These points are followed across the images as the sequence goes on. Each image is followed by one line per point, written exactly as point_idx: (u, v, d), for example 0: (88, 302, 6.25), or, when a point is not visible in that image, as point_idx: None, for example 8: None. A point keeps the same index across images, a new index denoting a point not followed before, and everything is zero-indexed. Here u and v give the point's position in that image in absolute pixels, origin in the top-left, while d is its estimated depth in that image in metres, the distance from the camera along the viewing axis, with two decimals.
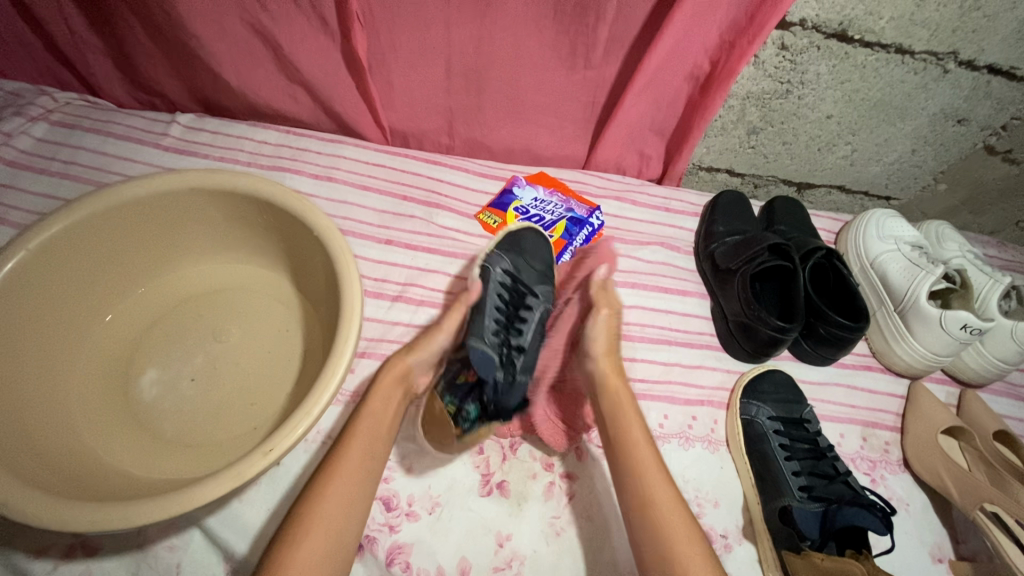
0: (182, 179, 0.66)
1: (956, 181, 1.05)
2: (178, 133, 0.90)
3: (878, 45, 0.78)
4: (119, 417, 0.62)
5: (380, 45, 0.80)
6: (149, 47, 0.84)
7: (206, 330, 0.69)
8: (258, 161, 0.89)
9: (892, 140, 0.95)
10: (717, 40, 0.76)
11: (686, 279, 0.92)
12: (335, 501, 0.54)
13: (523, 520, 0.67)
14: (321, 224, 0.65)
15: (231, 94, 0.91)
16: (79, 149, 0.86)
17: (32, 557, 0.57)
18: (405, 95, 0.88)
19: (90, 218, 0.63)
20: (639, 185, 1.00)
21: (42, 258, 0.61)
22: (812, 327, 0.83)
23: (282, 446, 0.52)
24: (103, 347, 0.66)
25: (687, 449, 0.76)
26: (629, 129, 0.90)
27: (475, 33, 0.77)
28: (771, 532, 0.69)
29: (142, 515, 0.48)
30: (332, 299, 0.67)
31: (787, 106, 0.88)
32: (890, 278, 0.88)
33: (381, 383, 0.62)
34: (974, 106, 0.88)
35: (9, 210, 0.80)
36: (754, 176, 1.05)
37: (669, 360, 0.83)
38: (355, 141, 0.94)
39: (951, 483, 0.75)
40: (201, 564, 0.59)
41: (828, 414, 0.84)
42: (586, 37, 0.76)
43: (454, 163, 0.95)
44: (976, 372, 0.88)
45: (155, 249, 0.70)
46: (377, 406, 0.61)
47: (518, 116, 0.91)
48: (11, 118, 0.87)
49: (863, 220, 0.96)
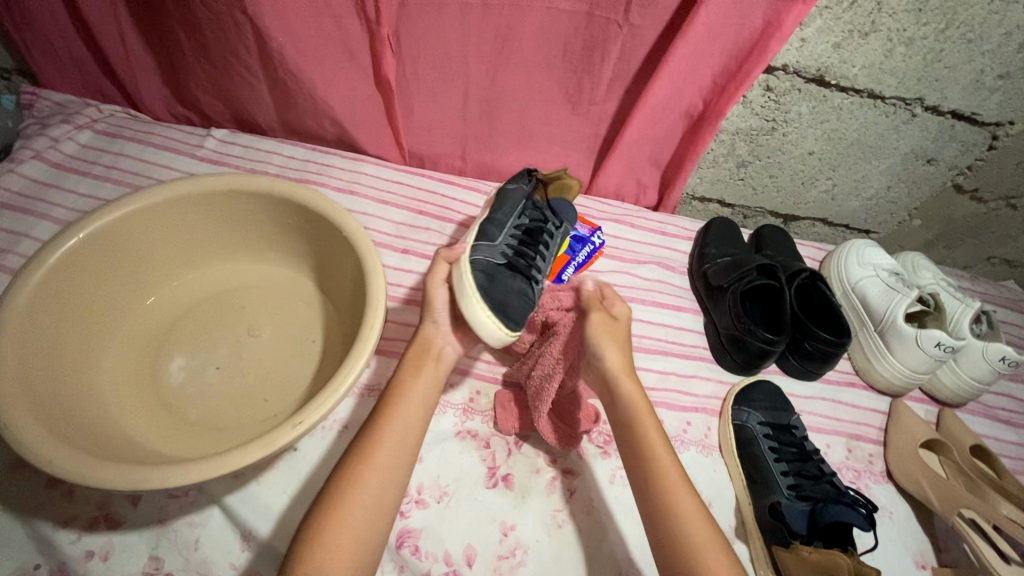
0: (226, 181, 0.72)
1: (930, 217, 1.13)
2: (213, 145, 0.97)
3: (852, 89, 0.87)
4: (147, 399, 0.66)
5: (405, 75, 0.88)
6: (195, 70, 0.92)
7: (234, 323, 0.73)
8: (287, 174, 0.96)
9: (869, 177, 1.04)
10: (709, 82, 0.85)
11: (681, 296, 0.98)
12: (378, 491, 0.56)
13: (527, 511, 0.70)
14: (350, 226, 0.70)
15: (264, 115, 0.99)
16: (121, 156, 0.94)
17: (57, 527, 0.60)
18: (424, 122, 0.96)
19: (139, 212, 0.68)
20: (637, 211, 1.07)
21: (93, 244, 0.66)
22: (799, 343, 0.88)
23: (310, 420, 0.56)
24: (136, 333, 0.70)
25: (683, 452, 0.80)
26: (628, 159, 0.98)
27: (492, 68, 0.85)
28: (761, 530, 0.73)
29: (179, 477, 0.51)
30: (357, 296, 0.71)
31: (773, 142, 0.97)
32: (871, 301, 0.94)
33: (406, 364, 0.63)
34: (941, 147, 0.97)
35: (53, 207, 0.87)
36: (743, 207, 1.13)
37: (666, 369, 0.88)
38: (376, 161, 1.02)
39: (931, 490, 0.79)
40: (218, 540, 0.62)
41: (815, 425, 0.89)
42: (592, 75, 0.85)
43: (467, 183, 1.03)
44: (953, 391, 0.93)
45: (192, 246, 0.75)
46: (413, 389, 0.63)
47: (528, 144, 0.99)
48: (59, 125, 0.94)
49: (845, 249, 1.03)
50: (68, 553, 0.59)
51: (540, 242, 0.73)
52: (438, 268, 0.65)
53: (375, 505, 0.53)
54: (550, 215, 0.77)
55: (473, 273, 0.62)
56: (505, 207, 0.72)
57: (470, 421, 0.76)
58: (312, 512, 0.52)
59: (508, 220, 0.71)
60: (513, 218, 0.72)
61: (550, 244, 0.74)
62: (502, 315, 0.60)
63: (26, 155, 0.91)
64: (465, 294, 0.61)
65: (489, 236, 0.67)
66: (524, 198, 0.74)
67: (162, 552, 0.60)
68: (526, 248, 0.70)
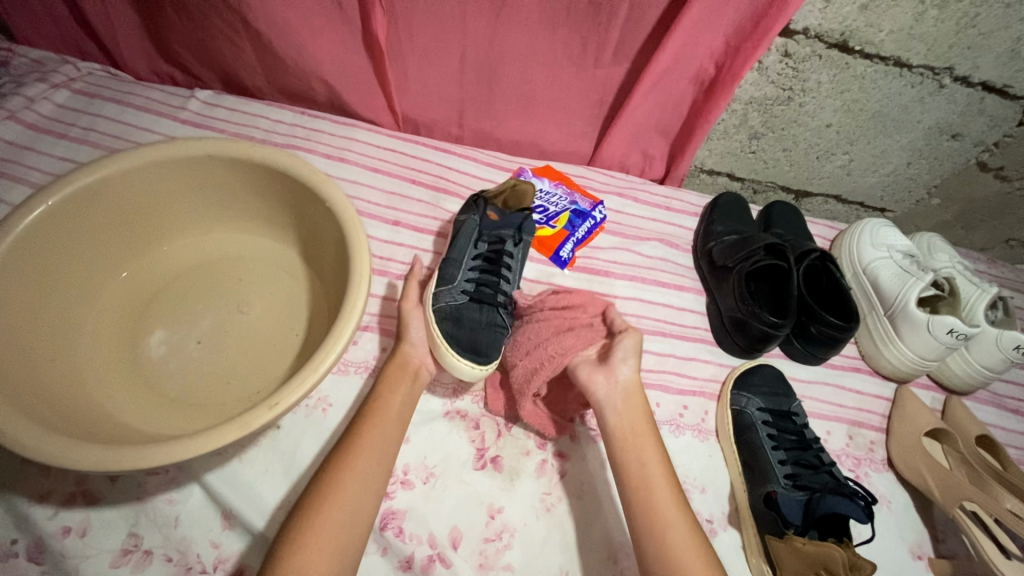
0: (201, 146, 0.67)
1: (950, 197, 1.07)
2: (196, 108, 0.93)
3: (878, 56, 0.81)
4: (126, 374, 0.64)
5: (399, 34, 0.82)
6: (176, 24, 0.87)
7: (215, 296, 0.71)
8: (273, 138, 0.92)
9: (888, 151, 0.98)
10: (723, 45, 0.79)
11: (684, 275, 0.94)
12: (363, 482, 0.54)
13: (514, 493, 0.68)
14: (335, 196, 0.66)
15: (251, 74, 0.93)
16: (99, 117, 0.90)
17: (33, 502, 0.59)
18: (419, 85, 0.91)
19: (112, 179, 0.64)
20: (641, 184, 1.02)
21: (63, 213, 0.62)
22: (804, 326, 0.85)
23: (287, 401, 0.53)
24: (114, 306, 0.68)
25: (678, 436, 0.78)
26: (634, 129, 0.93)
27: (490, 27, 0.79)
28: (755, 518, 0.72)
29: (148, 458, 0.49)
30: (342, 270, 0.68)
31: (788, 113, 0.91)
32: (882, 284, 0.90)
33: (390, 376, 0.65)
34: (968, 121, 0.91)
35: (27, 169, 0.83)
36: (753, 181, 1.08)
37: (664, 350, 0.85)
38: (368, 126, 0.97)
39: (932, 482, 0.77)
40: (199, 518, 0.62)
41: (816, 411, 0.87)
42: (598, 36, 0.78)
43: (464, 152, 0.98)
44: (961, 379, 0.90)
45: (170, 214, 0.72)
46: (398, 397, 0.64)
47: (528, 110, 0.93)
48: (34, 83, 0.90)
49: (858, 228, 0.98)
50: (44, 528, 0.59)
51: (499, 274, 0.76)
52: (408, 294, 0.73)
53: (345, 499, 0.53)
54: (508, 233, 0.78)
55: (439, 322, 0.69)
56: (455, 248, 0.75)
57: (459, 401, 0.73)
58: (290, 520, 0.51)
59: (456, 282, 0.72)
60: (462, 270, 0.74)
61: (512, 260, 0.78)
62: (451, 341, 0.68)
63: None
64: (435, 343, 0.68)
65: (470, 314, 0.71)
66: (475, 228, 0.78)
67: (141, 529, 0.60)
68: (486, 283, 0.74)
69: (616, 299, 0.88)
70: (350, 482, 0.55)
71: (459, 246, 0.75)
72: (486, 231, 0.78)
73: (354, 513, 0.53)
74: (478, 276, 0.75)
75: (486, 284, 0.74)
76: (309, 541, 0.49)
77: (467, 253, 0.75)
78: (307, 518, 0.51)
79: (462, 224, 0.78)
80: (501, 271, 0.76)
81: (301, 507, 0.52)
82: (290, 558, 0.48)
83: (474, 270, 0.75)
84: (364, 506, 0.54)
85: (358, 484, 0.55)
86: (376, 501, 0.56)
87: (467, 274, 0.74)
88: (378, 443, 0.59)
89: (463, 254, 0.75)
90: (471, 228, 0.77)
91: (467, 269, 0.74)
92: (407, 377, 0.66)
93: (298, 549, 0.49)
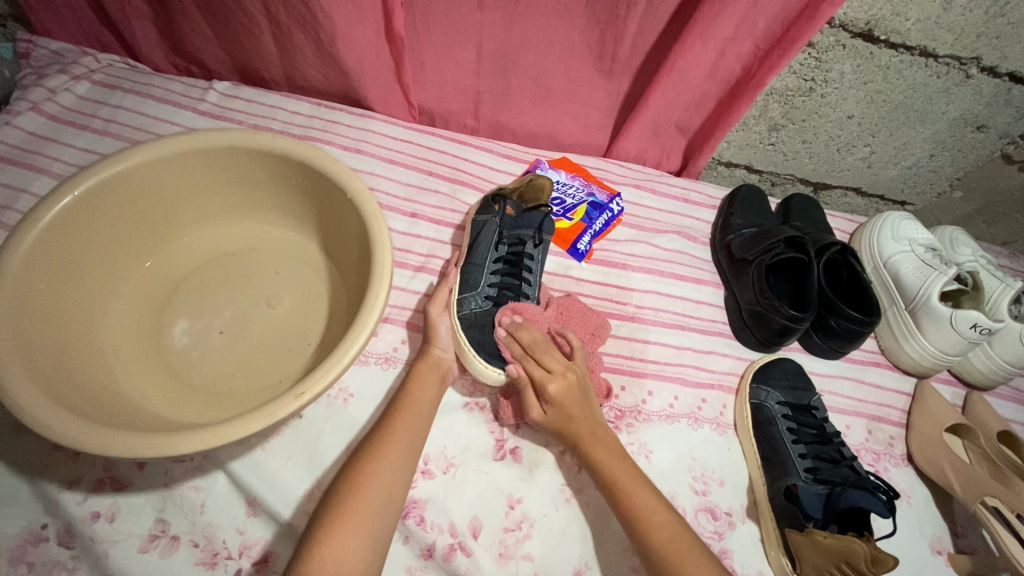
0: (225, 137, 0.68)
1: (972, 189, 1.05)
2: (215, 99, 0.94)
3: (903, 46, 0.79)
4: (149, 363, 0.64)
5: (416, 25, 0.82)
6: (195, 17, 0.87)
7: (237, 286, 0.71)
8: (292, 130, 0.92)
9: (911, 143, 0.97)
10: (750, 48, 0.78)
11: (702, 268, 0.94)
12: (383, 476, 0.55)
13: (534, 484, 0.69)
14: (357, 189, 0.66)
15: (268, 65, 0.93)
16: (119, 109, 0.90)
17: (63, 488, 0.61)
18: (435, 75, 0.90)
19: (137, 168, 0.65)
20: (659, 176, 1.02)
21: (89, 202, 0.63)
22: (824, 320, 0.84)
23: (312, 392, 0.54)
24: (138, 295, 0.68)
25: (696, 429, 0.78)
26: (653, 122, 0.91)
27: (507, 18, 0.78)
28: (774, 511, 0.72)
29: (177, 446, 0.50)
30: (363, 261, 0.68)
31: (810, 104, 0.89)
32: (903, 278, 0.89)
33: (417, 372, 0.67)
34: (995, 112, 0.89)
35: (50, 161, 0.84)
36: (772, 173, 1.07)
37: (682, 344, 0.85)
38: (384, 117, 0.97)
39: (954, 478, 0.77)
40: (225, 504, 0.63)
41: (835, 405, 0.87)
42: (616, 28, 0.77)
43: (481, 143, 0.97)
44: (983, 375, 0.89)
45: (194, 203, 0.73)
46: (422, 392, 0.65)
47: (544, 102, 0.93)
48: (56, 75, 0.91)
49: (879, 221, 0.96)
50: (74, 514, 0.60)
51: (521, 277, 0.76)
52: (439, 293, 0.73)
53: (367, 493, 0.53)
54: (526, 233, 0.79)
55: (465, 328, 0.70)
56: (476, 251, 0.76)
57: (478, 393, 0.74)
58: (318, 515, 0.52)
59: (479, 287, 0.73)
60: (484, 275, 0.74)
61: (533, 261, 0.78)
62: (478, 347, 0.69)
63: (23, 107, 0.88)
64: (462, 351, 0.69)
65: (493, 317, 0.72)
66: (493, 231, 0.77)
67: (168, 515, 0.61)
68: (507, 286, 0.75)
69: (633, 292, 0.88)
70: (375, 473, 0.55)
71: (476, 253, 0.76)
72: (503, 232, 0.79)
73: (380, 505, 0.54)
74: (500, 280, 0.76)
75: (510, 290, 0.75)
76: (337, 530, 0.50)
77: (488, 257, 0.76)
78: (332, 511, 0.51)
79: (479, 229, 0.78)
80: (521, 274, 0.77)
81: (327, 498, 0.53)
82: (317, 544, 0.49)
83: (497, 276, 0.76)
84: (389, 497, 0.55)
85: (382, 474, 0.55)
86: (399, 492, 0.56)
87: (491, 281, 0.75)
88: (401, 435, 0.59)
89: (482, 260, 0.75)
90: (486, 233, 0.77)
91: (489, 276, 0.75)
92: (431, 373, 0.68)
93: (324, 539, 0.49)
